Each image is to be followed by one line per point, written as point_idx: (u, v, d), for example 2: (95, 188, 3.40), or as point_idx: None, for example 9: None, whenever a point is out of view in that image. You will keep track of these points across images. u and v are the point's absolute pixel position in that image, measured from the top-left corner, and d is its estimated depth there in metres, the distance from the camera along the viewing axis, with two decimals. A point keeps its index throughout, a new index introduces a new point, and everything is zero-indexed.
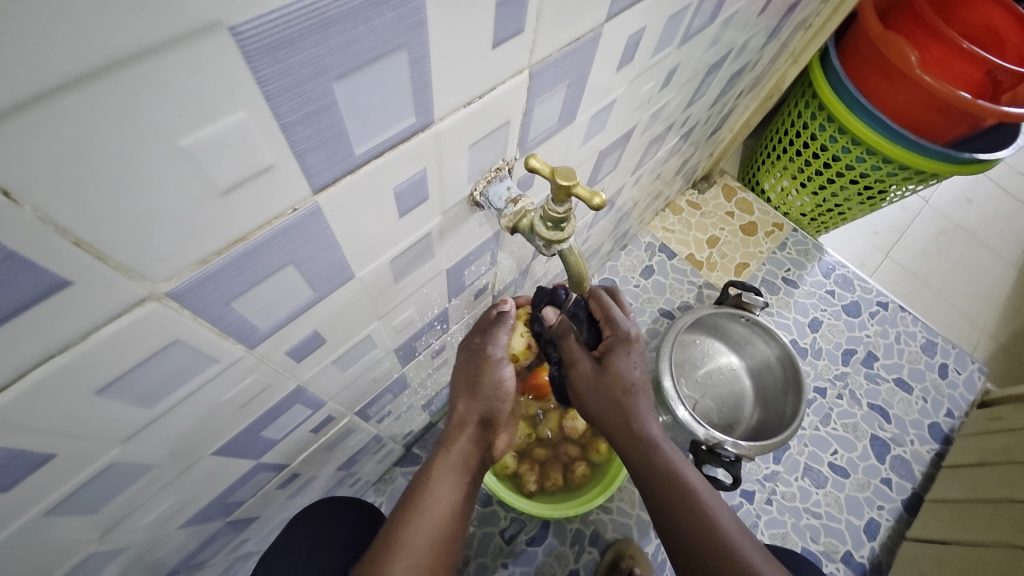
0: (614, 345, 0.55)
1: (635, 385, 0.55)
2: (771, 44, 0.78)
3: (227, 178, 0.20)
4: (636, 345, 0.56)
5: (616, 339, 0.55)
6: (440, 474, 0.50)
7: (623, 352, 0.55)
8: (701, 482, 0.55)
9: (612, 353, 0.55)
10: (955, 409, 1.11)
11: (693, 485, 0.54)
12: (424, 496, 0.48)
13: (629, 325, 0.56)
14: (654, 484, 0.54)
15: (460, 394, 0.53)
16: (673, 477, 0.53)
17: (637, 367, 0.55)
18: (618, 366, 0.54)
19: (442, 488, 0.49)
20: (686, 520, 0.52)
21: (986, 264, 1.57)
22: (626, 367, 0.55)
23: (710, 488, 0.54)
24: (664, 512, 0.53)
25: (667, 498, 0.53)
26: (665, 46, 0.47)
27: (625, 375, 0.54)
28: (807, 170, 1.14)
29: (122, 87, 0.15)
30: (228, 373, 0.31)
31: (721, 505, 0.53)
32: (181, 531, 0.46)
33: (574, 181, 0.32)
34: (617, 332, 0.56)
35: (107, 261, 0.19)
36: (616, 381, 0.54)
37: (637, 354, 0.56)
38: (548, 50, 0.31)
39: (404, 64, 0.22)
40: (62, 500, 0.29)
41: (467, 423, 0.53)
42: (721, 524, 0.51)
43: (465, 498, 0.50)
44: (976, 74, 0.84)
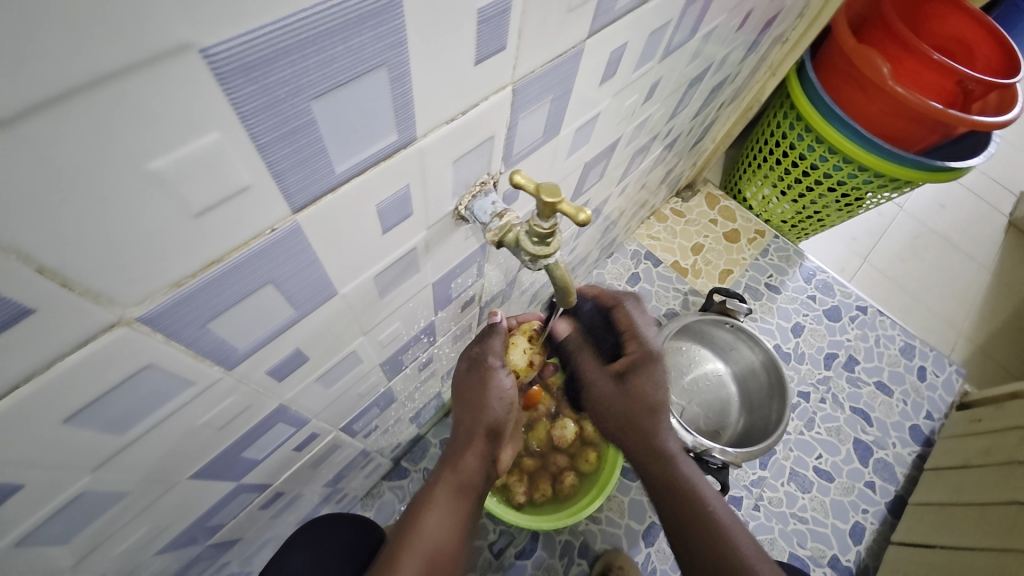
0: (638, 360, 0.57)
1: (656, 401, 0.57)
2: (750, 57, 0.79)
3: (201, 200, 0.19)
4: (660, 362, 0.57)
5: (640, 353, 0.57)
6: (442, 493, 0.50)
7: (646, 368, 0.56)
8: (719, 502, 0.55)
9: (634, 367, 0.57)
10: (935, 411, 1.13)
11: (710, 501, 0.55)
12: (419, 520, 0.48)
13: (654, 341, 0.57)
14: (668, 499, 0.56)
15: (465, 408, 0.53)
16: (688, 492, 0.55)
17: (660, 384, 0.57)
18: (639, 383, 0.57)
19: (442, 506, 0.49)
20: (700, 535, 0.53)
21: (959, 268, 1.61)
22: (649, 384, 0.56)
23: (730, 512, 0.54)
24: (680, 527, 0.54)
25: (683, 514, 0.54)
26: (648, 60, 0.47)
27: (648, 391, 0.56)
28: (786, 178, 1.16)
29: (87, 111, 0.14)
30: (206, 395, 0.30)
31: (739, 525, 0.53)
32: (158, 557, 0.44)
33: (559, 198, 0.31)
34: (642, 348, 0.57)
35: (74, 288, 0.18)
36: (638, 397, 0.57)
37: (660, 372, 0.57)
38: (531, 65, 0.31)
39: (384, 81, 0.22)
40: (30, 532, 0.28)
41: (473, 435, 0.52)
42: (738, 543, 0.51)
43: (468, 516, 0.50)
44: (947, 84, 0.87)
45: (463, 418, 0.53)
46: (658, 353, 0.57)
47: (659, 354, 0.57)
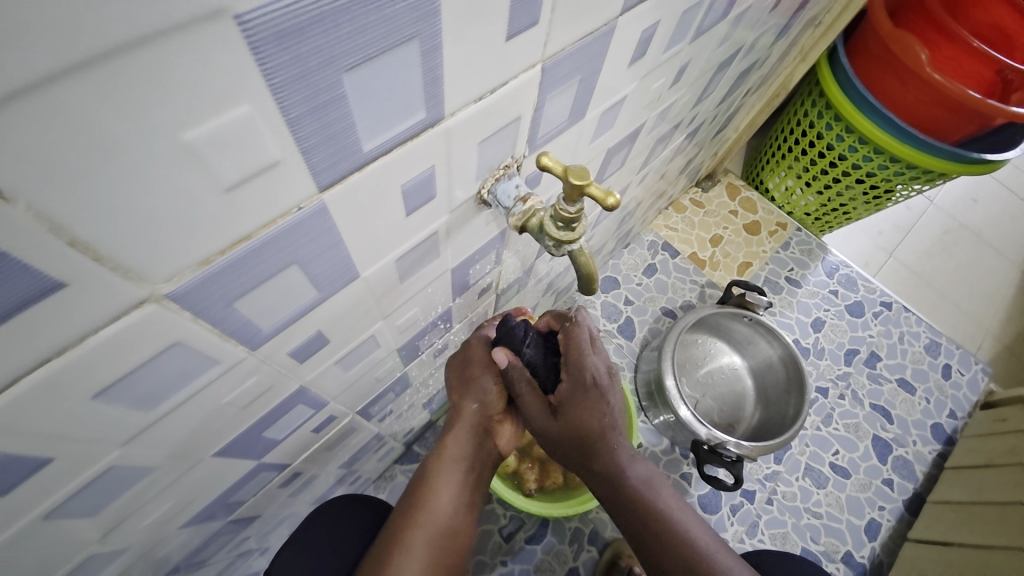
0: (571, 393, 0.49)
1: (597, 431, 0.50)
2: (780, 41, 0.76)
3: (230, 174, 0.19)
4: (599, 387, 0.49)
5: (574, 383, 0.49)
6: (438, 469, 0.50)
7: (581, 399, 0.49)
8: (671, 495, 0.56)
9: (566, 402, 0.49)
10: (958, 410, 1.10)
11: (660, 505, 0.54)
12: (423, 494, 0.49)
13: (592, 366, 0.49)
14: (623, 510, 0.54)
15: (455, 387, 0.54)
16: (641, 500, 0.53)
17: (596, 412, 0.49)
18: (577, 418, 0.49)
19: (443, 482, 0.50)
20: (657, 536, 0.53)
21: (989, 265, 1.56)
22: (585, 416, 0.49)
23: (677, 499, 0.56)
24: (635, 528, 0.54)
25: (638, 521, 0.54)
26: (677, 42, 0.46)
27: (585, 423, 0.49)
28: (812, 169, 1.13)
29: (119, 77, 0.14)
30: (230, 374, 0.30)
31: (687, 512, 0.55)
32: (182, 531, 0.45)
33: (587, 180, 0.31)
34: (575, 376, 0.49)
35: (105, 263, 0.18)
36: (576, 428, 0.49)
37: (598, 397, 0.49)
38: (561, 43, 0.30)
39: (416, 55, 0.21)
40: (62, 503, 0.28)
41: (463, 412, 0.53)
42: (690, 535, 0.53)
43: (467, 488, 0.51)
44: (987, 73, 0.82)
45: (456, 398, 0.54)
46: (597, 378, 0.49)
47: (595, 380, 0.49)
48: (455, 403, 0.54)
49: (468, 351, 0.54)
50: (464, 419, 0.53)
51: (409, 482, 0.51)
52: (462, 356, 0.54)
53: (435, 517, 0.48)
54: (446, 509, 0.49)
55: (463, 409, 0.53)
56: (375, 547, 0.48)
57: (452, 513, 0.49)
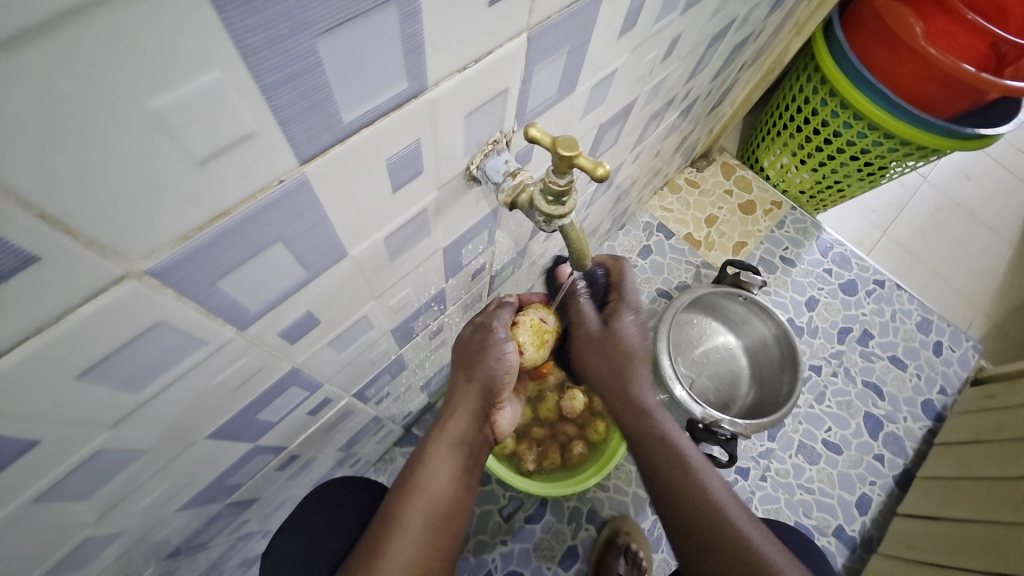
0: (613, 312, 0.59)
1: (631, 353, 0.57)
2: (775, 14, 0.75)
3: (204, 145, 0.18)
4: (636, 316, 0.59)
5: (620, 301, 0.59)
6: (436, 451, 0.51)
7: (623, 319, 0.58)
8: (695, 451, 0.57)
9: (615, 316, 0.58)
10: (948, 386, 1.12)
11: (686, 451, 0.56)
12: (418, 476, 0.49)
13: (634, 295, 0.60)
14: (647, 452, 0.57)
15: (458, 367, 0.54)
16: (667, 441, 0.57)
17: (633, 334, 0.57)
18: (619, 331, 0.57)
19: (439, 462, 0.50)
20: (678, 479, 0.55)
21: (983, 241, 1.56)
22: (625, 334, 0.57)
23: (701, 457, 0.57)
24: (661, 479, 0.56)
25: (664, 464, 0.56)
26: (668, 13, 0.45)
27: (621, 341, 0.57)
28: (807, 146, 1.12)
29: (78, 39, 0.13)
30: (218, 356, 0.30)
31: (711, 470, 0.56)
32: (180, 514, 0.46)
33: (577, 151, 0.30)
34: (623, 295, 0.59)
35: (78, 238, 0.18)
36: (615, 345, 0.58)
37: (635, 323, 0.58)
38: (548, 11, 0.29)
39: (394, 21, 0.21)
40: (53, 485, 0.28)
41: (466, 394, 0.53)
42: (708, 485, 0.54)
43: (462, 470, 0.52)
44: (981, 47, 0.81)
45: (457, 380, 0.54)
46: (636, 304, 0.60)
47: (636, 309, 0.59)
48: (456, 386, 0.54)
49: (485, 334, 0.54)
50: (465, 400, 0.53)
51: (404, 465, 0.52)
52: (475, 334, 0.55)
53: (431, 496, 0.48)
54: (442, 489, 0.49)
55: (466, 392, 0.53)
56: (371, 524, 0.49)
57: (446, 495, 0.49)
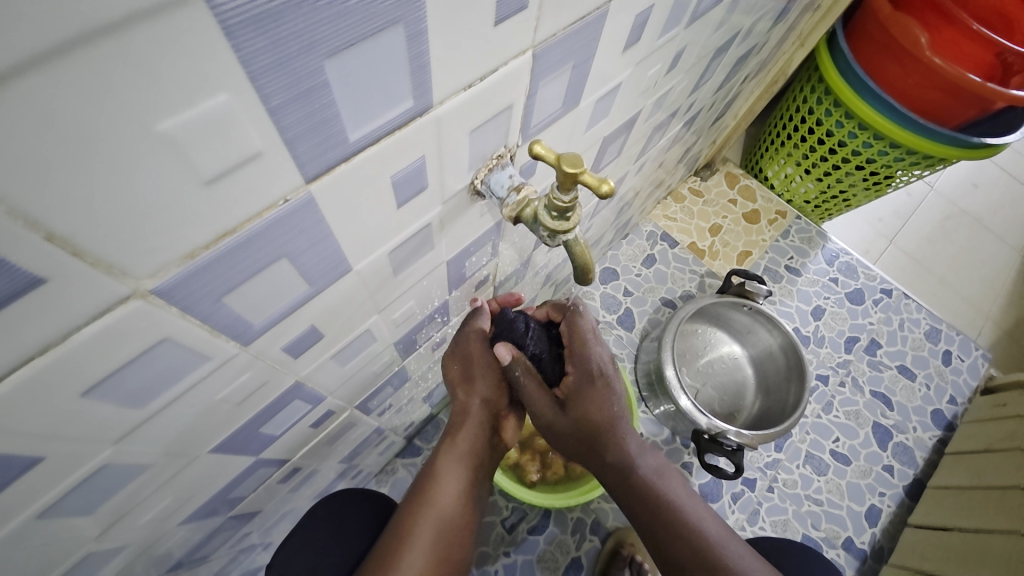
0: (577, 383, 0.52)
1: (603, 425, 0.52)
2: (778, 26, 0.75)
3: (212, 166, 0.18)
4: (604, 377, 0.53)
5: (579, 373, 0.52)
6: (446, 465, 0.50)
7: (591, 387, 0.52)
8: (680, 491, 0.56)
9: (574, 395, 0.52)
10: (958, 396, 1.10)
11: (672, 499, 0.55)
12: (429, 489, 0.49)
13: (598, 356, 0.53)
14: (633, 501, 0.56)
15: (456, 383, 0.54)
16: (652, 490, 0.55)
17: (604, 408, 0.52)
18: (583, 410, 0.52)
19: (449, 474, 0.50)
20: (670, 526, 0.54)
21: (990, 250, 1.55)
22: (591, 408, 0.52)
23: (689, 494, 0.57)
24: (647, 522, 0.55)
25: (648, 507, 0.55)
26: (672, 27, 0.45)
27: (592, 417, 0.52)
28: (812, 156, 1.12)
29: (88, 65, 0.14)
30: (222, 371, 0.30)
31: (699, 507, 0.56)
32: (182, 528, 0.45)
33: (581, 168, 0.30)
34: (580, 367, 0.52)
35: (85, 258, 0.18)
36: (584, 420, 0.52)
37: (606, 388, 0.52)
38: (553, 28, 0.29)
39: (401, 40, 0.21)
40: (57, 500, 0.28)
41: (469, 412, 0.53)
42: (701, 527, 0.54)
43: (471, 484, 0.51)
44: (987, 57, 0.81)
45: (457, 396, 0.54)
46: (602, 368, 0.53)
47: (601, 370, 0.53)
48: (459, 403, 0.54)
49: (468, 350, 0.52)
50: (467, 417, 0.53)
51: (414, 478, 0.51)
52: (461, 351, 0.53)
53: (441, 509, 0.48)
54: (452, 502, 0.49)
55: (469, 407, 0.53)
56: (380, 539, 0.48)
57: (456, 507, 0.49)
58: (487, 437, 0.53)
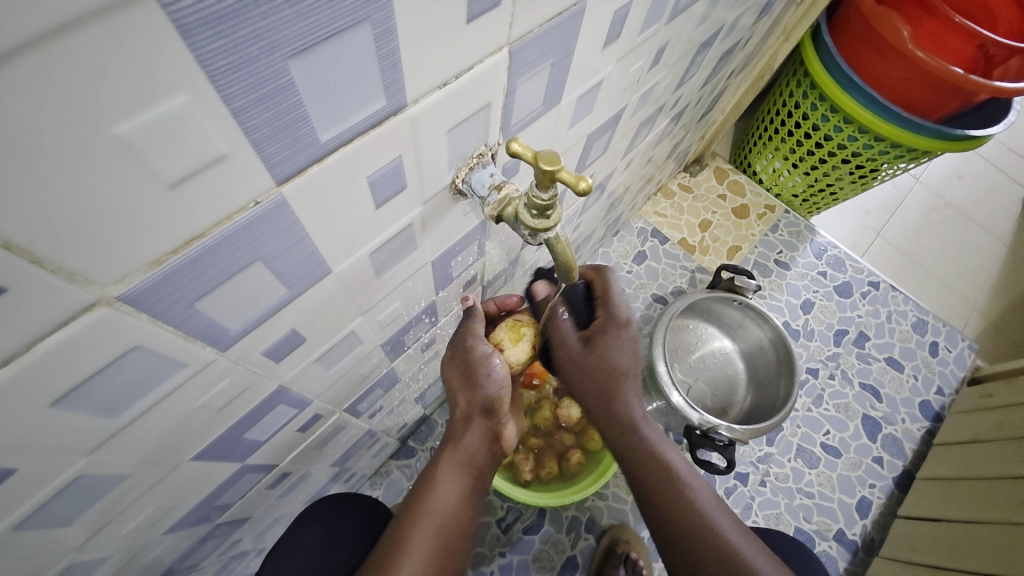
0: (604, 327, 0.59)
1: (622, 368, 0.59)
2: (762, 21, 0.75)
3: (174, 169, 0.18)
4: (627, 329, 0.60)
5: (609, 318, 0.59)
6: (444, 470, 0.51)
7: (612, 333, 0.59)
8: (680, 460, 0.57)
9: (602, 333, 0.59)
10: (946, 386, 1.11)
11: (667, 462, 0.56)
12: (426, 494, 0.49)
13: (624, 308, 0.60)
14: (632, 466, 0.58)
15: (456, 390, 0.56)
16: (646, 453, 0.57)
17: (626, 349, 0.59)
18: (606, 347, 0.59)
19: (446, 479, 0.51)
20: (663, 493, 0.55)
21: (976, 240, 1.57)
22: (614, 348, 0.59)
23: (689, 467, 0.56)
24: (648, 495, 0.55)
25: (650, 480, 0.56)
26: (654, 23, 0.45)
27: (615, 357, 0.59)
28: (798, 150, 1.13)
29: (37, 69, 0.13)
30: (200, 378, 0.29)
31: (699, 481, 0.55)
32: (168, 536, 0.45)
33: (558, 166, 0.30)
34: (610, 313, 0.59)
35: (45, 266, 0.17)
36: (606, 361, 0.59)
37: (626, 337, 0.59)
38: (528, 25, 0.29)
39: (369, 39, 0.21)
40: (34, 512, 0.28)
41: (472, 416, 0.55)
42: (692, 490, 0.54)
43: (470, 491, 0.51)
44: (969, 49, 0.82)
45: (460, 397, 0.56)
46: (628, 320, 0.60)
47: (627, 320, 0.60)
48: (460, 408, 0.56)
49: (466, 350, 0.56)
50: (468, 419, 0.55)
51: (413, 485, 0.52)
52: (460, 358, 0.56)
53: (438, 512, 0.48)
54: (449, 505, 0.49)
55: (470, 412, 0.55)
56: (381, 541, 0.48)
57: (453, 509, 0.49)
58: (489, 442, 0.55)
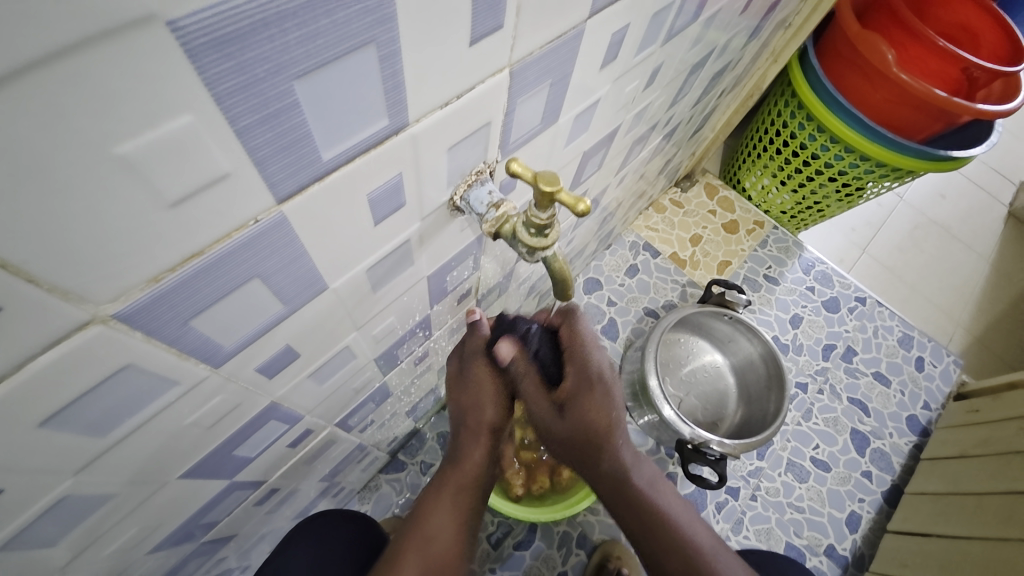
0: (577, 388, 0.50)
1: (604, 428, 0.50)
2: (752, 43, 0.77)
3: (176, 188, 0.18)
4: (604, 381, 0.50)
5: (581, 376, 0.50)
6: (442, 499, 0.49)
7: (589, 391, 0.50)
8: (702, 532, 0.55)
9: (573, 398, 0.49)
10: (932, 401, 1.13)
11: (664, 508, 0.55)
12: (422, 524, 0.48)
13: (599, 356, 0.51)
14: (624, 510, 0.55)
15: (463, 409, 0.52)
16: (641, 499, 0.54)
17: (604, 409, 0.50)
18: (582, 410, 0.50)
19: (443, 508, 0.49)
20: (662, 540, 0.54)
21: (959, 258, 1.61)
22: (593, 409, 0.50)
23: (711, 537, 0.55)
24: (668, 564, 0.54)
25: (669, 551, 0.54)
26: (649, 45, 0.46)
27: (592, 418, 0.50)
28: (786, 168, 1.15)
29: (42, 90, 0.13)
30: (192, 395, 0.29)
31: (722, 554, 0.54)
32: (152, 556, 0.44)
33: (558, 187, 0.30)
34: (581, 368, 0.50)
35: (40, 285, 0.17)
36: (584, 424, 0.50)
37: (604, 393, 0.50)
38: (529, 47, 0.30)
39: (374, 60, 0.21)
40: (15, 535, 0.27)
41: (480, 433, 0.51)
42: (694, 538, 0.54)
43: (468, 522, 0.49)
44: (952, 72, 0.85)
45: (462, 418, 0.52)
46: (602, 372, 0.50)
47: (601, 375, 0.50)
48: (468, 424, 0.51)
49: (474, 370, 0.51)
50: (474, 437, 0.51)
51: (411, 507, 0.51)
52: (465, 376, 0.52)
53: (434, 547, 0.47)
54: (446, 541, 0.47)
55: (478, 431, 0.51)
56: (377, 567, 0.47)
57: (451, 543, 0.47)
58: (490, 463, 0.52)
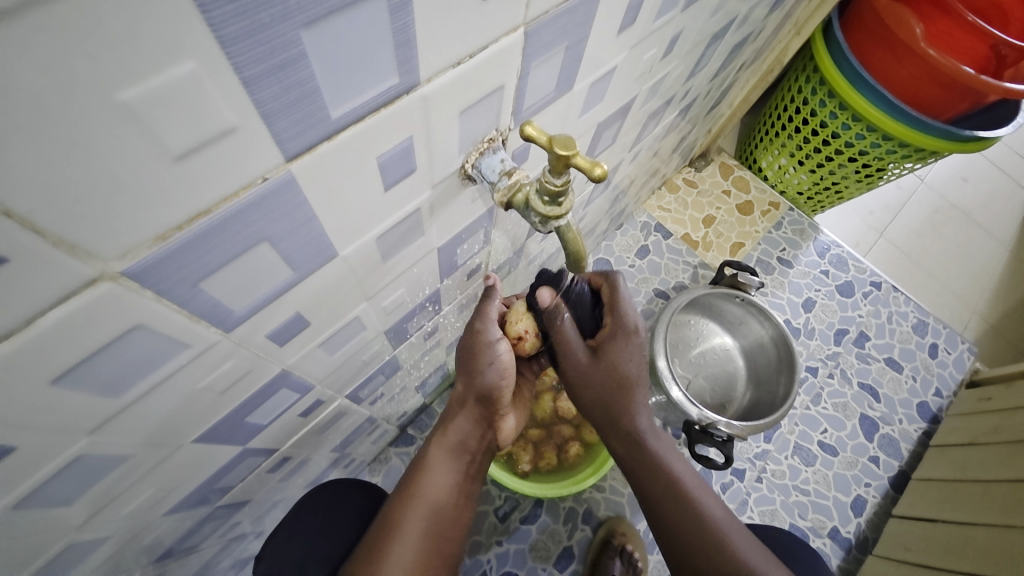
0: (613, 335, 0.52)
1: (633, 379, 0.52)
2: (774, 14, 0.74)
3: (182, 140, 0.17)
4: (636, 338, 0.52)
5: (619, 325, 0.52)
6: (435, 457, 0.50)
7: (622, 342, 0.51)
8: (720, 508, 0.54)
9: (608, 343, 0.52)
10: (944, 388, 1.11)
11: (682, 478, 0.55)
12: (418, 480, 0.49)
13: (633, 316, 0.52)
14: (644, 481, 0.56)
15: (456, 370, 0.52)
16: (660, 470, 0.55)
17: (637, 359, 0.52)
18: (615, 358, 0.51)
19: (439, 467, 0.50)
20: (676, 511, 0.54)
21: (979, 243, 1.57)
22: (624, 360, 0.52)
23: (728, 514, 0.54)
24: (682, 540, 0.53)
25: (684, 522, 0.53)
26: (668, 10, 0.44)
27: (625, 367, 0.52)
28: (805, 147, 1.12)
29: (39, 27, 0.12)
30: (202, 359, 0.29)
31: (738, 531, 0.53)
32: (168, 518, 0.45)
33: (574, 150, 0.29)
34: (619, 320, 0.52)
35: (46, 237, 0.17)
36: (613, 375, 0.52)
37: (639, 344, 0.52)
38: (545, 5, 0.28)
39: (384, 11, 0.20)
40: (33, 491, 0.27)
41: (466, 400, 0.52)
42: (710, 511, 0.53)
43: (464, 478, 0.51)
44: (981, 48, 0.80)
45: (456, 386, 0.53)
46: (637, 327, 0.52)
47: (636, 327, 0.52)
48: (457, 392, 0.53)
49: (473, 338, 0.50)
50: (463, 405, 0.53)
51: (405, 469, 0.51)
52: (462, 341, 0.51)
53: (433, 501, 0.48)
54: (443, 494, 0.49)
55: (465, 398, 0.53)
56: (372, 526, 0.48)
57: (448, 499, 0.49)
58: (480, 429, 0.53)
